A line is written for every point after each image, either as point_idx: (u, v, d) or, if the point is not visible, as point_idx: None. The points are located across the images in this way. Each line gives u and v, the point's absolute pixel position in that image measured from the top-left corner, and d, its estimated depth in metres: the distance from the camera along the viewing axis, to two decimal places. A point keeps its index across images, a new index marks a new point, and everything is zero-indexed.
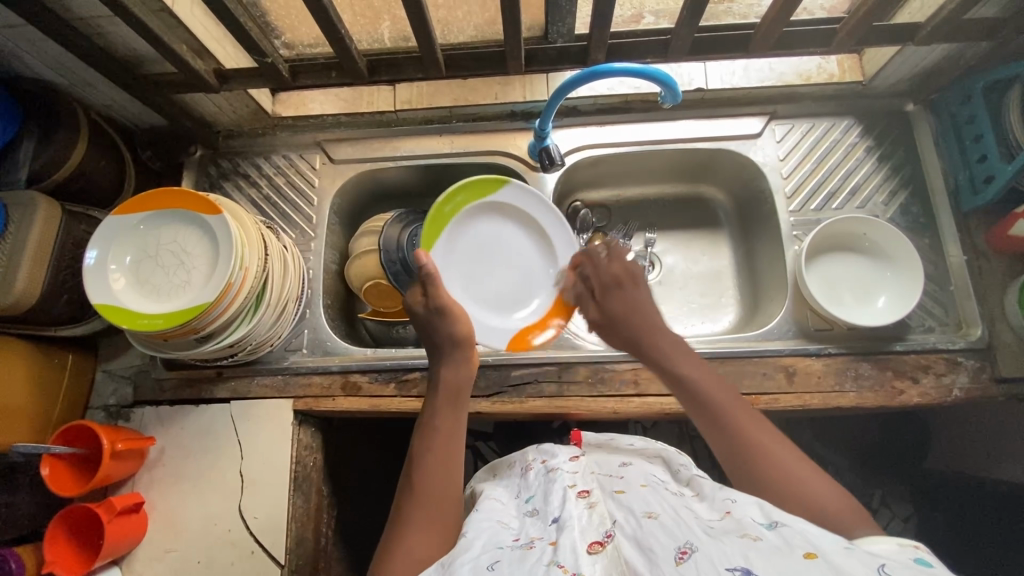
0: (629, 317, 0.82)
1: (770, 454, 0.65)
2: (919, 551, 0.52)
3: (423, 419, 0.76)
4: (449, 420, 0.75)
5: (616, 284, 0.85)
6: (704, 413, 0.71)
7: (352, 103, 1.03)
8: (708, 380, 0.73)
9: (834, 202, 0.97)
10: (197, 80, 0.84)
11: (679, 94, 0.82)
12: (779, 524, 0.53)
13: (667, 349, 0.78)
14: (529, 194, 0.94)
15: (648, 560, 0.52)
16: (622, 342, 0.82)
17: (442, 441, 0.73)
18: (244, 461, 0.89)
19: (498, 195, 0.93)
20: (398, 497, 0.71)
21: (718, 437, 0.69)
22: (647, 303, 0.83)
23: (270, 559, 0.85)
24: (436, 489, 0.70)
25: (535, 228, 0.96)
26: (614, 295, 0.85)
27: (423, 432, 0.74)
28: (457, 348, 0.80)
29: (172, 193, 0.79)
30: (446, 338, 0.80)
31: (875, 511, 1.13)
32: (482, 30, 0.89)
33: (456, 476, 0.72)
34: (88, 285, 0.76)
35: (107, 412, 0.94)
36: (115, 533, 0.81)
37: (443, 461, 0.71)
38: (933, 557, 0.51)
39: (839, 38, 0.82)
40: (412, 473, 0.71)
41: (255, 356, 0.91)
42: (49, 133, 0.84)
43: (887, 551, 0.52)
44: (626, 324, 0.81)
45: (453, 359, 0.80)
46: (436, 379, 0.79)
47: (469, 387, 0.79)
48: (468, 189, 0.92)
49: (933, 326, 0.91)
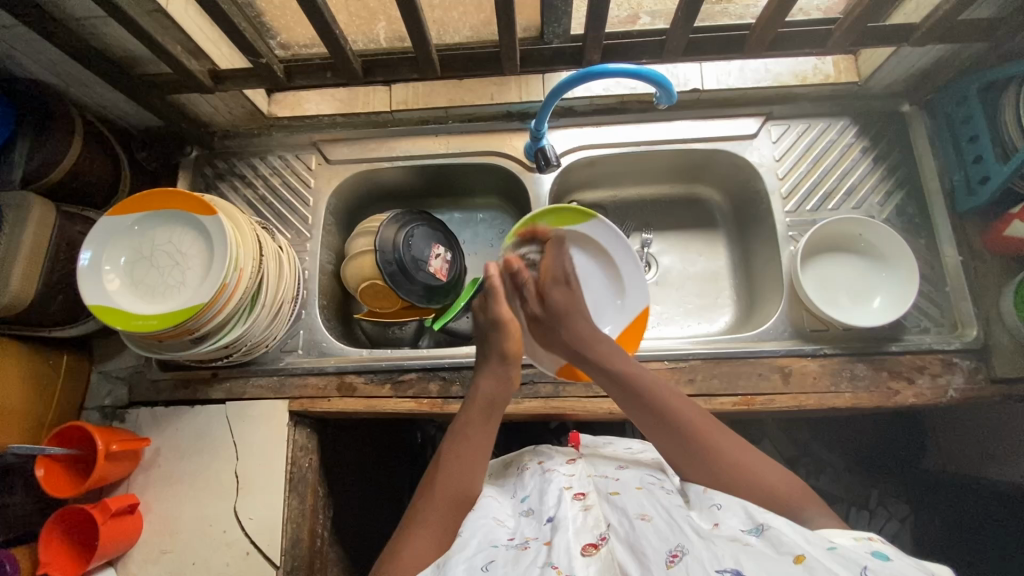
0: (571, 315, 0.79)
1: (727, 455, 0.67)
2: (875, 544, 0.52)
3: (454, 426, 0.75)
4: (482, 431, 0.74)
5: (562, 282, 0.82)
6: (641, 401, 0.72)
7: (349, 103, 1.02)
8: (653, 380, 0.74)
9: (830, 203, 0.97)
10: (191, 81, 0.84)
11: (674, 95, 0.81)
12: (765, 530, 0.53)
13: (606, 348, 0.77)
14: (609, 229, 0.92)
15: (641, 563, 0.53)
16: (562, 343, 0.79)
17: (469, 450, 0.72)
18: (240, 462, 0.89)
19: (580, 227, 0.92)
20: (415, 498, 0.71)
21: (666, 435, 0.70)
22: (584, 307, 0.82)
23: (265, 560, 0.85)
24: (454, 494, 0.69)
25: (609, 262, 0.94)
26: (558, 291, 0.81)
27: (452, 439, 0.73)
28: (502, 362, 0.77)
29: (166, 194, 0.79)
30: (494, 350, 0.77)
31: (872, 512, 1.14)
32: (478, 30, 0.88)
33: (478, 484, 0.71)
34: (83, 287, 0.75)
35: (103, 413, 0.94)
36: (109, 535, 0.81)
37: (465, 470, 0.70)
38: (889, 549, 0.51)
39: (835, 38, 0.82)
40: (433, 477, 0.71)
41: (251, 357, 0.91)
42: (45, 133, 0.83)
43: (844, 543, 0.52)
44: (570, 322, 0.78)
45: (496, 370, 0.77)
46: (474, 388, 0.77)
47: (506, 400, 0.76)
48: (557, 215, 0.90)
49: (929, 326, 0.91)
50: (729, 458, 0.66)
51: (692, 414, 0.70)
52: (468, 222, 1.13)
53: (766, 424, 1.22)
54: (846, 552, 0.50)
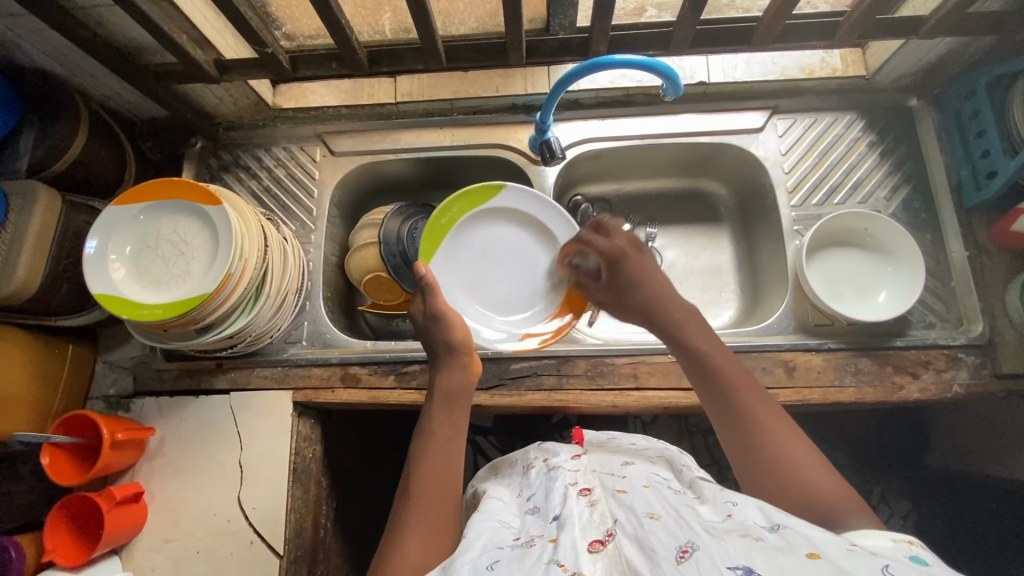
0: (636, 290, 0.79)
1: (767, 424, 0.66)
2: (914, 548, 0.52)
3: (420, 427, 0.76)
4: (446, 424, 0.75)
5: (620, 257, 0.82)
6: (714, 390, 0.69)
7: (353, 94, 1.02)
8: (715, 352, 0.72)
9: (836, 197, 0.97)
10: (197, 71, 0.84)
11: (681, 86, 0.81)
12: (781, 526, 0.53)
13: (690, 325, 0.75)
14: (521, 194, 0.94)
15: (650, 559, 0.52)
16: (634, 315, 0.80)
17: (437, 445, 0.73)
18: (243, 452, 0.89)
19: (492, 200, 0.94)
20: (396, 500, 0.70)
21: (727, 418, 0.68)
22: (656, 271, 0.81)
23: (268, 550, 0.85)
24: (435, 491, 0.69)
25: (535, 225, 0.96)
26: (621, 269, 0.81)
27: (420, 438, 0.74)
28: (451, 352, 0.80)
29: (170, 182, 0.79)
30: (440, 342, 0.80)
31: (874, 507, 1.14)
32: (484, 22, 0.88)
33: (456, 479, 0.72)
34: (88, 275, 0.76)
35: (108, 402, 0.95)
36: (114, 524, 0.81)
37: (440, 467, 0.71)
38: (928, 554, 0.51)
39: (842, 31, 0.82)
40: (408, 477, 0.71)
41: (255, 347, 0.91)
42: (50, 123, 0.83)
43: (882, 547, 0.52)
44: (645, 296, 0.78)
45: (447, 363, 0.79)
46: (432, 385, 0.79)
47: (467, 390, 0.78)
48: (461, 199, 0.93)
49: (934, 322, 0.91)
50: (766, 427, 0.65)
51: (743, 379, 0.69)
52: None
53: None
54: (866, 553, 0.49)
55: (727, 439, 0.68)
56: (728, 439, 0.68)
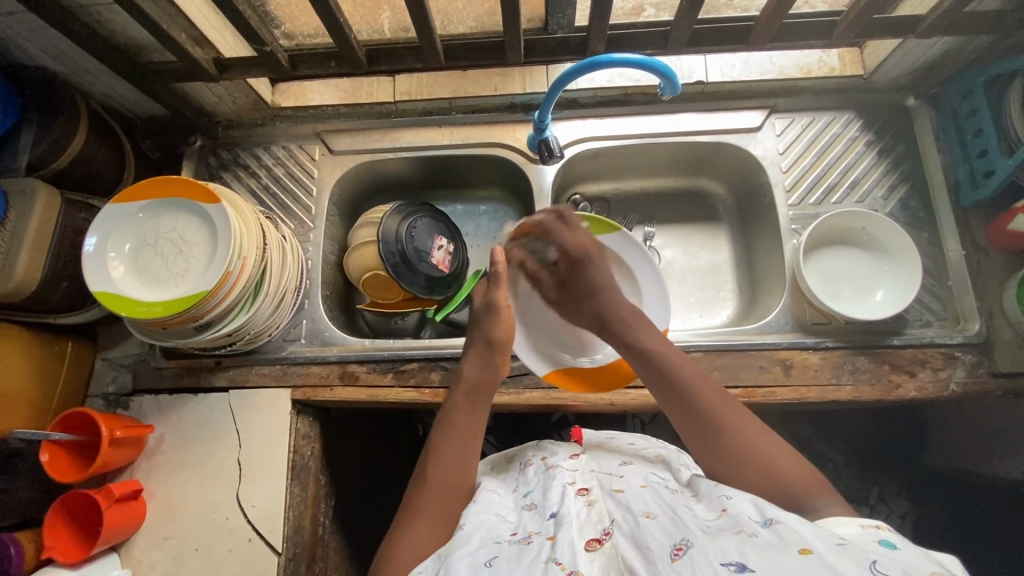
0: (595, 293, 0.82)
1: (723, 417, 0.67)
2: (881, 532, 0.53)
3: (443, 413, 0.76)
4: (469, 416, 0.74)
5: (581, 256, 0.84)
6: (677, 397, 0.69)
7: (352, 93, 1.03)
8: (675, 358, 0.72)
9: (833, 196, 0.97)
10: (195, 68, 0.84)
11: (678, 85, 0.81)
12: (774, 522, 0.53)
13: (640, 329, 0.76)
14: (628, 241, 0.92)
15: (645, 558, 0.52)
16: (586, 318, 0.83)
17: (459, 434, 0.73)
18: (242, 449, 0.89)
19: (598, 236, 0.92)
20: (410, 484, 0.71)
21: (691, 424, 0.68)
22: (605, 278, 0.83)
23: (267, 547, 0.86)
24: (449, 480, 0.70)
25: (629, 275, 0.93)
26: (580, 271, 0.84)
27: (441, 426, 0.74)
28: (488, 347, 0.78)
29: (169, 179, 0.79)
30: (481, 336, 0.79)
31: (872, 507, 1.14)
32: (482, 21, 0.89)
33: (471, 469, 0.72)
34: (88, 273, 0.76)
35: (107, 400, 0.94)
36: (114, 521, 0.81)
37: (458, 458, 0.71)
38: (895, 537, 0.52)
39: (840, 30, 0.82)
40: (426, 462, 0.72)
41: (254, 345, 0.91)
42: (50, 121, 0.84)
43: (852, 534, 0.53)
44: (599, 304, 0.81)
45: (483, 358, 0.78)
46: (460, 374, 0.78)
47: (492, 386, 0.77)
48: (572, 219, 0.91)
49: (931, 321, 0.91)
50: (723, 419, 0.67)
51: (696, 377, 0.70)
52: (470, 215, 1.14)
53: (768, 419, 1.22)
54: (856, 547, 0.49)
55: (687, 437, 0.69)
56: (688, 438, 0.69)
